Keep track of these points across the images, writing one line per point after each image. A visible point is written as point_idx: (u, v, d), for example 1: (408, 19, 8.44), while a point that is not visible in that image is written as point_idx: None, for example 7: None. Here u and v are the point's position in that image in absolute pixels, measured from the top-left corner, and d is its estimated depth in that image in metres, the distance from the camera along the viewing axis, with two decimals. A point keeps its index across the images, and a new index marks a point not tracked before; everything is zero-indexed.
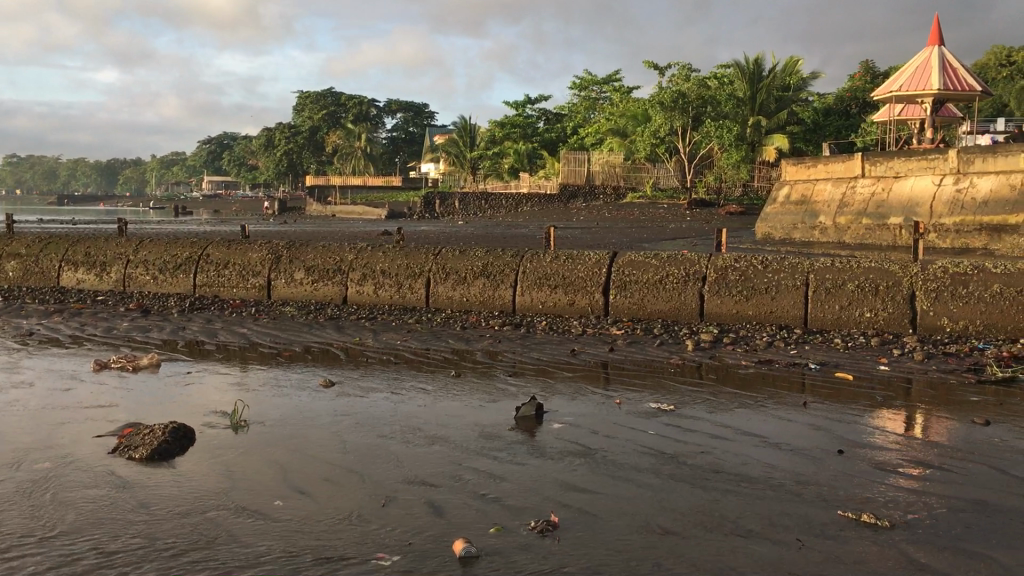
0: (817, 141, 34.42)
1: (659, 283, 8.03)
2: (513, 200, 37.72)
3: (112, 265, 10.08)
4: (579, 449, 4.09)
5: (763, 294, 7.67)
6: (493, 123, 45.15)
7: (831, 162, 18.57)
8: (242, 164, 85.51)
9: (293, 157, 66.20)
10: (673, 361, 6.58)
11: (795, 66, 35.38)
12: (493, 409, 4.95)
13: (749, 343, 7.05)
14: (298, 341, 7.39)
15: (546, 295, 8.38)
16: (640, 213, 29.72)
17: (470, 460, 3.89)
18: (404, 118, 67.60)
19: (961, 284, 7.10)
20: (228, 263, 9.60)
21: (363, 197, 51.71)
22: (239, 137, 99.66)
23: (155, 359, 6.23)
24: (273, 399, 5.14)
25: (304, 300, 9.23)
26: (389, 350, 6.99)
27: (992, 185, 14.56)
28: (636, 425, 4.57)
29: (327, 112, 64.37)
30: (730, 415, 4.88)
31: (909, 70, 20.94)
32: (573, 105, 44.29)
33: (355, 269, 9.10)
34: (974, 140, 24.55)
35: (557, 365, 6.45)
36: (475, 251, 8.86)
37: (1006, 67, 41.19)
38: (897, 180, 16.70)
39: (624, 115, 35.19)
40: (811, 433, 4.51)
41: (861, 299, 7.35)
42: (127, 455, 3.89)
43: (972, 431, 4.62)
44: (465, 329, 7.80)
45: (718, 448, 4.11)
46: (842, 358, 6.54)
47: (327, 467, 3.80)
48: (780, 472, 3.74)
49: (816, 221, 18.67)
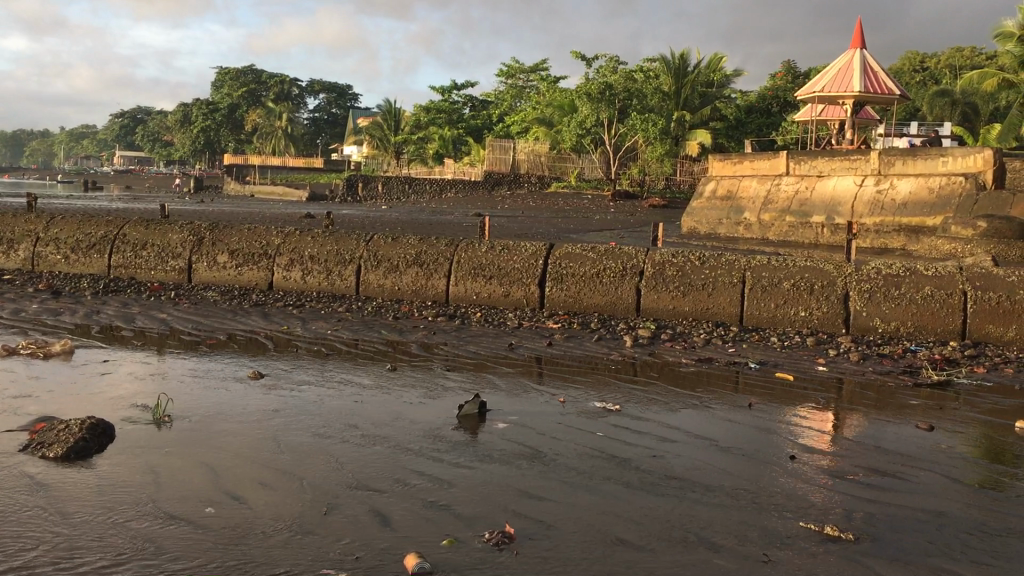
0: (739, 137, 34.90)
1: (595, 277, 7.91)
2: (437, 186, 37.34)
3: (21, 242, 9.52)
4: (527, 451, 3.93)
5: (699, 291, 7.62)
6: (418, 108, 44.61)
7: (757, 159, 18.90)
8: (156, 139, 82.82)
9: (210, 134, 64.35)
10: (613, 357, 6.47)
11: (719, 63, 35.96)
12: (433, 406, 4.75)
13: (687, 340, 7.00)
14: (222, 328, 7.05)
15: (480, 286, 8.20)
16: (565, 203, 29.72)
17: (414, 463, 3.69)
18: (327, 99, 66.57)
19: (893, 285, 7.16)
20: (147, 243, 9.14)
21: (283, 178, 50.65)
22: (153, 111, 96.78)
23: (68, 346, 5.83)
24: (199, 392, 4.84)
25: (227, 284, 8.85)
26: (319, 341, 6.70)
27: (911, 188, 14.93)
28: (583, 426, 4.43)
29: (247, 89, 62.81)
30: (676, 416, 4.78)
31: (832, 72, 21.33)
32: (500, 92, 44.30)
33: (282, 254, 8.76)
34: (890, 143, 25.28)
35: (494, 359, 6.27)
36: (408, 238, 8.61)
37: (920, 73, 42.62)
38: (821, 179, 17.06)
39: (551, 104, 35.13)
40: (759, 436, 4.44)
41: (796, 298, 7.36)
42: (39, 453, 3.57)
43: (914, 435, 4.63)
44: (398, 319, 7.56)
45: (669, 452, 4.00)
46: (780, 357, 6.53)
47: (261, 469, 3.55)
48: (735, 478, 3.65)
49: (740, 216, 18.87)
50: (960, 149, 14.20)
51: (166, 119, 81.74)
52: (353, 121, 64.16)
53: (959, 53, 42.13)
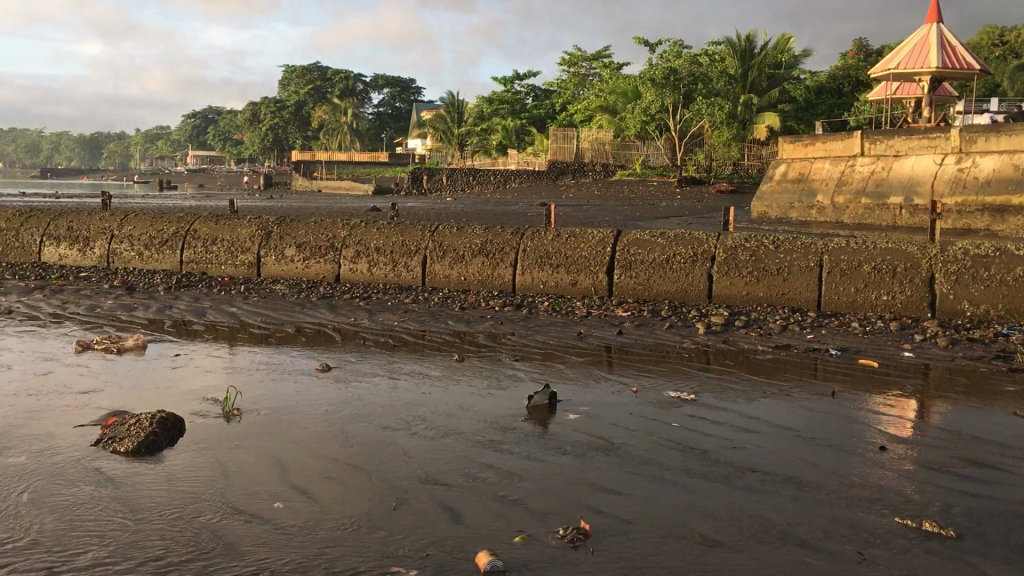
0: (809, 119, 34.00)
1: (665, 264, 7.71)
2: (502, 176, 37.32)
3: (96, 240, 9.68)
4: (600, 442, 3.78)
5: (774, 276, 7.38)
6: (481, 99, 44.59)
7: (830, 139, 18.35)
8: (226, 138, 84.52)
9: (278, 131, 65.33)
10: (686, 345, 6.27)
11: (786, 44, 35.11)
12: (502, 397, 4.63)
13: (762, 327, 6.76)
14: (290, 321, 7.05)
15: (548, 274, 8.06)
16: (630, 190, 29.41)
17: (484, 456, 3.57)
18: (391, 94, 66.97)
19: (982, 266, 6.81)
20: (216, 238, 9.22)
21: (350, 172, 51.15)
22: (224, 111, 98.85)
23: (141, 340, 5.87)
24: (267, 385, 4.80)
25: (294, 277, 8.87)
26: (386, 332, 6.64)
27: (995, 165, 14.29)
28: (657, 416, 4.26)
29: (313, 87, 63.54)
30: (756, 405, 4.58)
31: (907, 47, 20.61)
32: (562, 81, 43.96)
33: (348, 246, 8.74)
34: (970, 120, 24.33)
35: (563, 349, 6.13)
36: (473, 228, 8.51)
37: (1000, 46, 40.96)
38: (898, 159, 16.47)
39: (614, 92, 34.75)
40: (844, 426, 4.21)
41: (878, 281, 7.06)
42: (110, 447, 3.55)
43: (1012, 424, 4.35)
44: (464, 310, 7.47)
45: (750, 444, 3.80)
46: (862, 343, 6.26)
47: (329, 463, 3.47)
48: (822, 471, 3.45)
49: (813, 200, 18.42)
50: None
51: (236, 119, 83.44)
52: (417, 114, 64.53)
53: None
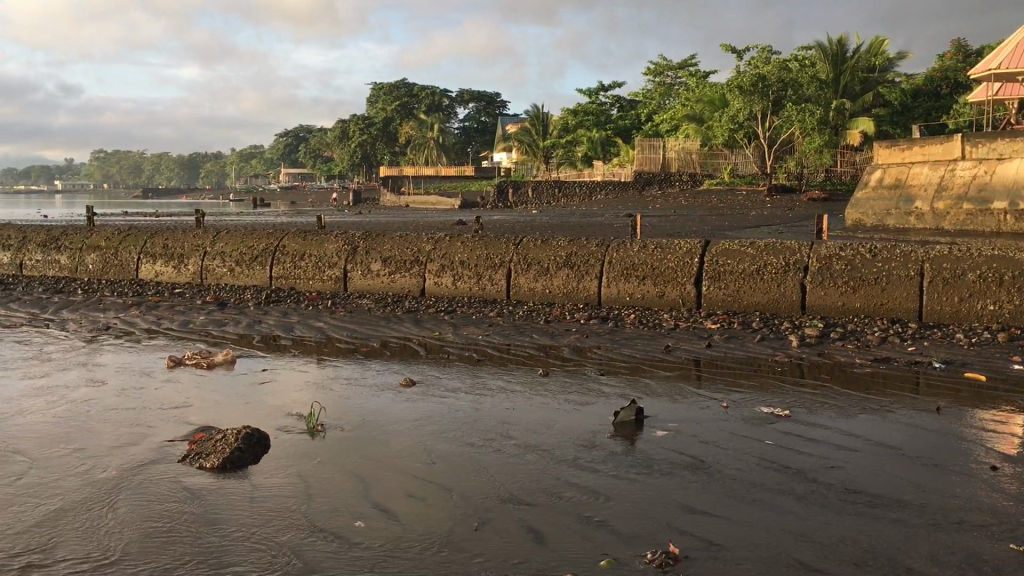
0: (906, 123, 32.85)
1: (755, 274, 7.50)
2: (587, 188, 37.20)
3: (190, 256, 9.94)
4: (689, 461, 3.65)
5: (872, 285, 7.10)
6: (566, 111, 44.57)
7: (929, 143, 17.68)
8: (317, 156, 86.56)
9: (367, 148, 66.63)
10: (779, 358, 6.06)
11: (880, 46, 34.14)
12: (587, 412, 4.53)
13: (860, 338, 6.49)
14: (376, 335, 7.08)
15: (634, 286, 7.92)
16: (718, 200, 28.94)
17: (568, 475, 3.48)
18: (476, 108, 67.59)
19: None
20: (305, 253, 9.37)
21: (436, 187, 51.74)
22: (314, 129, 101.32)
23: (230, 355, 5.96)
24: (351, 401, 4.80)
25: (381, 292, 8.93)
26: (470, 346, 6.61)
27: None
28: (750, 433, 4.10)
29: (399, 103, 64.48)
30: (855, 422, 4.37)
31: (1010, 46, 19.78)
32: (647, 91, 43.62)
33: (433, 260, 8.77)
34: None
35: (651, 362, 5.99)
36: (557, 240, 8.43)
37: None
38: (1002, 162, 15.78)
39: (700, 100, 34.28)
40: (951, 444, 3.98)
41: (984, 290, 6.74)
42: (197, 464, 3.58)
43: None
44: (549, 323, 7.40)
45: (849, 463, 3.62)
46: (968, 355, 5.95)
47: (410, 480, 3.43)
48: (928, 493, 3.25)
49: (911, 206, 17.80)
50: None
51: (326, 136, 85.35)
52: (502, 127, 64.97)
53: None
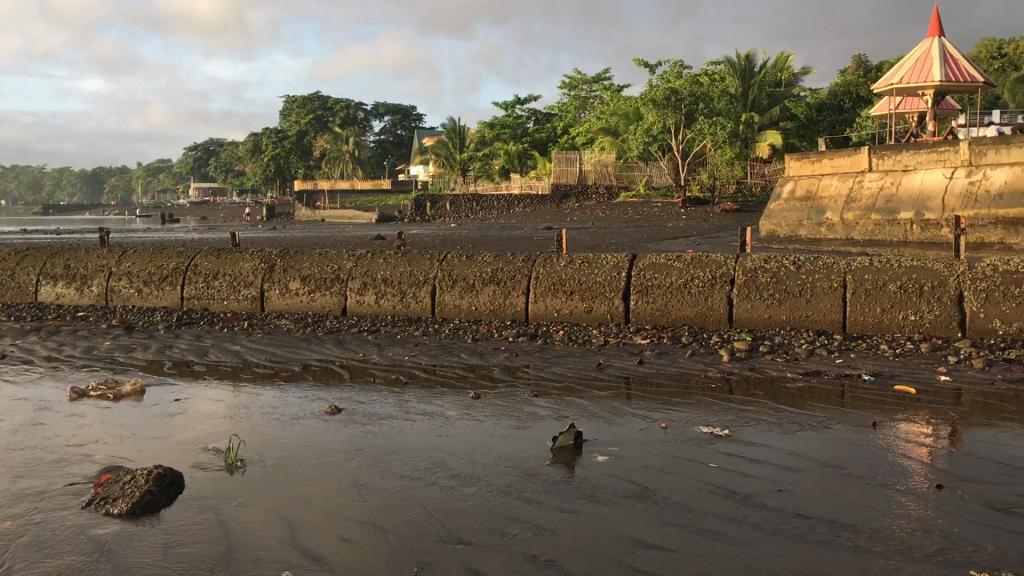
0: (812, 136, 33.91)
1: (683, 288, 7.46)
2: (505, 201, 37.15)
3: (94, 277, 9.45)
4: (633, 488, 3.52)
5: (797, 297, 7.13)
6: (482, 125, 44.55)
7: (837, 156, 18.19)
8: (229, 170, 84.75)
9: (280, 162, 65.42)
10: (710, 374, 6.00)
11: (785, 62, 35.17)
12: (523, 437, 4.36)
13: (788, 351, 6.49)
14: (297, 358, 6.79)
15: (561, 302, 7.80)
16: (634, 212, 29.18)
17: (510, 509, 3.30)
18: (392, 121, 67.18)
19: (1013, 283, 6.56)
20: (218, 273, 9.00)
21: (353, 201, 51.06)
22: (226, 143, 99.13)
23: (139, 385, 5.61)
24: (273, 432, 4.54)
25: (299, 311, 8.61)
26: (396, 368, 6.37)
27: (1007, 177, 14.27)
28: (692, 456, 3.99)
29: (314, 116, 63.55)
30: (793, 440, 4.30)
31: (910, 62, 20.54)
32: (562, 104, 43.81)
33: (354, 278, 8.51)
34: (975, 133, 24.20)
35: (583, 381, 5.86)
36: (483, 256, 8.28)
37: (999, 59, 40.77)
38: (907, 174, 16.40)
39: (615, 113, 34.87)
40: (892, 461, 3.93)
41: (904, 301, 6.83)
42: (103, 510, 3.29)
43: None
44: (477, 341, 7.21)
45: (796, 484, 3.53)
46: (895, 367, 5.98)
47: (340, 522, 3.21)
48: (881, 515, 3.16)
49: (822, 217, 18.18)
50: None
51: (237, 149, 83.58)
52: (418, 140, 64.62)
53: None
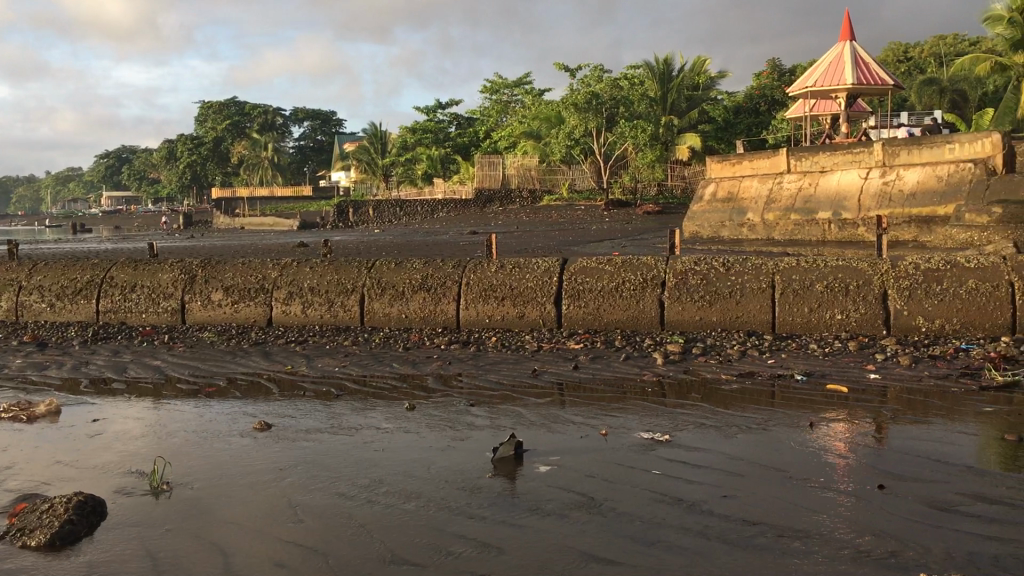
0: (729, 139, 34.64)
1: (614, 291, 7.45)
2: (429, 206, 36.92)
3: (2, 292, 9.01)
4: (579, 499, 3.45)
5: (727, 298, 7.18)
6: (404, 129, 44.23)
7: (756, 158, 18.53)
8: (143, 177, 82.46)
9: (196, 169, 63.90)
10: (646, 378, 5.99)
11: (702, 66, 35.81)
12: (462, 449, 4.26)
13: (721, 353, 6.52)
14: (222, 372, 6.56)
15: (493, 308, 7.72)
16: (558, 215, 29.28)
17: (454, 526, 3.20)
18: (311, 126, 66.29)
19: (935, 281, 6.74)
20: (136, 285, 8.67)
21: (273, 208, 50.14)
22: (139, 151, 96.44)
23: (54, 405, 5.33)
24: (200, 451, 4.34)
25: (223, 323, 8.35)
26: (326, 380, 6.20)
27: (918, 177, 14.81)
28: (635, 463, 3.94)
29: (230, 122, 62.23)
30: (733, 444, 4.29)
31: (823, 66, 21.09)
32: (484, 108, 43.77)
33: (280, 287, 8.28)
34: (886, 134, 24.99)
35: (520, 388, 5.78)
36: (412, 262, 8.14)
37: (904, 62, 42.26)
38: (824, 175, 16.84)
39: (537, 118, 34.94)
40: (832, 462, 3.94)
41: (831, 300, 6.94)
42: (19, 543, 3.08)
43: (996, 450, 4.11)
44: (408, 350, 7.08)
45: (741, 490, 3.51)
46: (826, 366, 6.06)
47: (277, 547, 3.07)
48: (828, 518, 3.15)
49: (743, 218, 18.45)
50: (967, 135, 14.15)
51: (151, 155, 81.34)
52: (338, 146, 63.87)
53: (942, 41, 42.00)
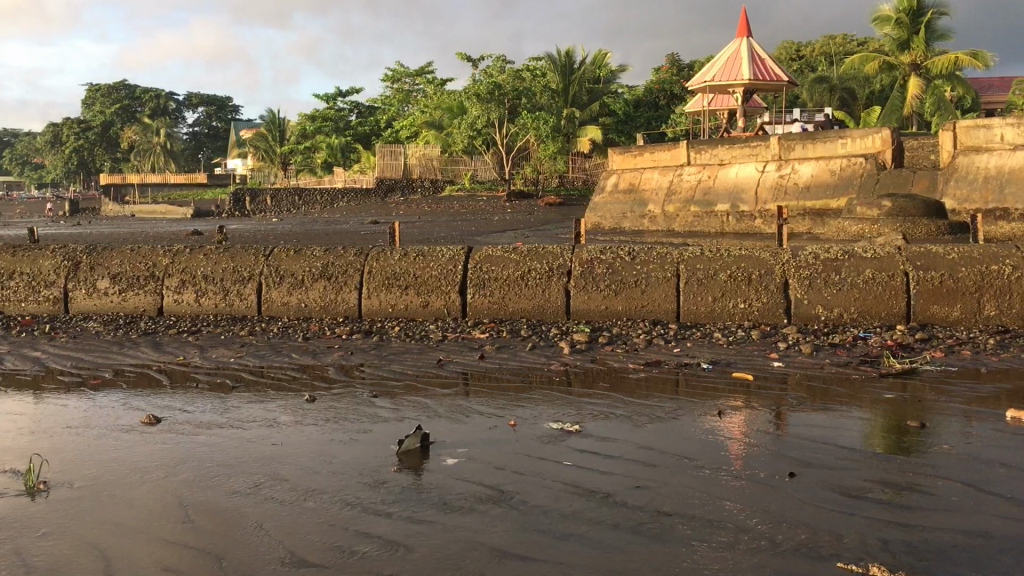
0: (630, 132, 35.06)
1: (520, 280, 7.35)
2: (328, 196, 36.20)
3: None
4: (490, 492, 3.31)
5: (633, 287, 7.15)
6: (303, 117, 43.24)
7: (657, 150, 18.78)
8: (25, 161, 78.66)
9: (82, 154, 61.16)
10: (553, 367, 5.90)
11: (603, 59, 36.15)
12: (366, 442, 4.06)
13: (627, 342, 6.49)
14: (108, 364, 6.18)
15: (396, 297, 7.52)
16: (461, 206, 29.08)
17: (358, 523, 3.02)
18: (206, 112, 64.31)
19: (833, 270, 6.88)
20: (13, 272, 8.13)
21: (164, 196, 48.39)
22: (19, 134, 91.74)
23: None
24: (82, 448, 4.04)
25: (109, 313, 7.91)
26: (220, 371, 5.90)
27: (813, 171, 15.25)
28: (545, 455, 3.83)
29: (120, 106, 59.66)
30: (642, 434, 4.23)
31: (721, 61, 21.49)
32: (386, 97, 43.13)
33: (172, 275, 7.88)
34: (780, 129, 25.68)
35: (424, 379, 5.62)
36: (311, 250, 7.87)
37: (796, 60, 43.57)
38: (722, 168, 17.16)
39: (439, 107, 34.57)
40: (744, 451, 3.91)
41: (734, 290, 6.98)
42: None
43: (901, 436, 4.16)
44: (307, 340, 6.82)
45: (654, 480, 3.43)
46: (730, 355, 6.09)
47: (166, 551, 2.83)
48: (744, 508, 3.10)
49: (644, 209, 18.59)
50: (859, 130, 14.70)
51: (33, 138, 77.47)
52: (235, 133, 62.09)
53: (832, 40, 43.47)
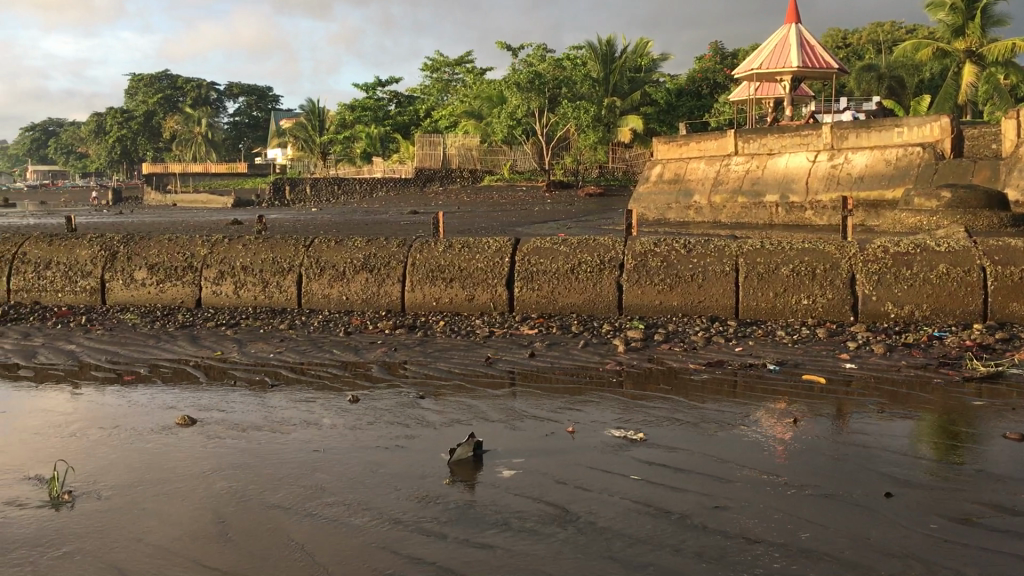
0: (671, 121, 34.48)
1: (570, 273, 7.03)
2: (368, 185, 36.01)
3: None
4: (554, 512, 3.00)
5: (689, 282, 6.79)
6: (343, 106, 43.08)
7: (703, 139, 18.32)
8: (72, 151, 79.93)
9: (126, 144, 61.63)
10: (607, 366, 5.57)
11: (645, 48, 35.55)
12: (413, 450, 3.78)
13: (684, 340, 6.14)
14: (143, 358, 5.95)
15: (441, 289, 7.23)
16: (500, 196, 28.73)
17: (408, 544, 2.74)
18: (246, 103, 64.53)
19: (905, 264, 6.46)
20: (50, 262, 7.95)
21: (206, 185, 48.56)
22: (65, 124, 92.96)
23: None
24: (112, 452, 3.78)
25: (147, 304, 7.72)
26: (259, 367, 5.66)
27: (867, 161, 14.73)
28: (610, 467, 3.52)
29: (161, 96, 59.96)
30: (713, 444, 3.88)
31: (768, 49, 20.91)
32: (425, 87, 42.87)
33: (210, 266, 7.67)
34: (828, 118, 25.00)
35: (473, 378, 5.32)
36: (354, 240, 7.60)
37: (842, 48, 42.65)
38: (771, 157, 16.66)
39: (478, 96, 34.27)
40: (828, 464, 3.56)
41: (797, 285, 6.59)
42: None
43: (1001, 449, 3.77)
44: (349, 335, 6.56)
45: (735, 500, 3.10)
46: (797, 354, 5.71)
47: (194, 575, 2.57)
48: (840, 536, 2.76)
49: (690, 200, 18.15)
50: (915, 119, 14.15)
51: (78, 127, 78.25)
52: (275, 124, 62.24)
53: (879, 28, 42.51)
